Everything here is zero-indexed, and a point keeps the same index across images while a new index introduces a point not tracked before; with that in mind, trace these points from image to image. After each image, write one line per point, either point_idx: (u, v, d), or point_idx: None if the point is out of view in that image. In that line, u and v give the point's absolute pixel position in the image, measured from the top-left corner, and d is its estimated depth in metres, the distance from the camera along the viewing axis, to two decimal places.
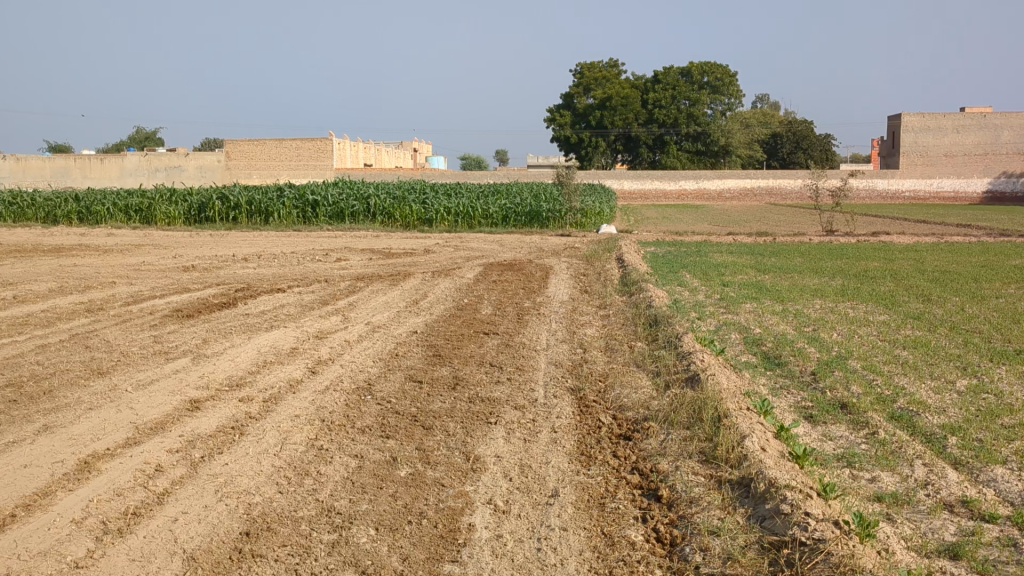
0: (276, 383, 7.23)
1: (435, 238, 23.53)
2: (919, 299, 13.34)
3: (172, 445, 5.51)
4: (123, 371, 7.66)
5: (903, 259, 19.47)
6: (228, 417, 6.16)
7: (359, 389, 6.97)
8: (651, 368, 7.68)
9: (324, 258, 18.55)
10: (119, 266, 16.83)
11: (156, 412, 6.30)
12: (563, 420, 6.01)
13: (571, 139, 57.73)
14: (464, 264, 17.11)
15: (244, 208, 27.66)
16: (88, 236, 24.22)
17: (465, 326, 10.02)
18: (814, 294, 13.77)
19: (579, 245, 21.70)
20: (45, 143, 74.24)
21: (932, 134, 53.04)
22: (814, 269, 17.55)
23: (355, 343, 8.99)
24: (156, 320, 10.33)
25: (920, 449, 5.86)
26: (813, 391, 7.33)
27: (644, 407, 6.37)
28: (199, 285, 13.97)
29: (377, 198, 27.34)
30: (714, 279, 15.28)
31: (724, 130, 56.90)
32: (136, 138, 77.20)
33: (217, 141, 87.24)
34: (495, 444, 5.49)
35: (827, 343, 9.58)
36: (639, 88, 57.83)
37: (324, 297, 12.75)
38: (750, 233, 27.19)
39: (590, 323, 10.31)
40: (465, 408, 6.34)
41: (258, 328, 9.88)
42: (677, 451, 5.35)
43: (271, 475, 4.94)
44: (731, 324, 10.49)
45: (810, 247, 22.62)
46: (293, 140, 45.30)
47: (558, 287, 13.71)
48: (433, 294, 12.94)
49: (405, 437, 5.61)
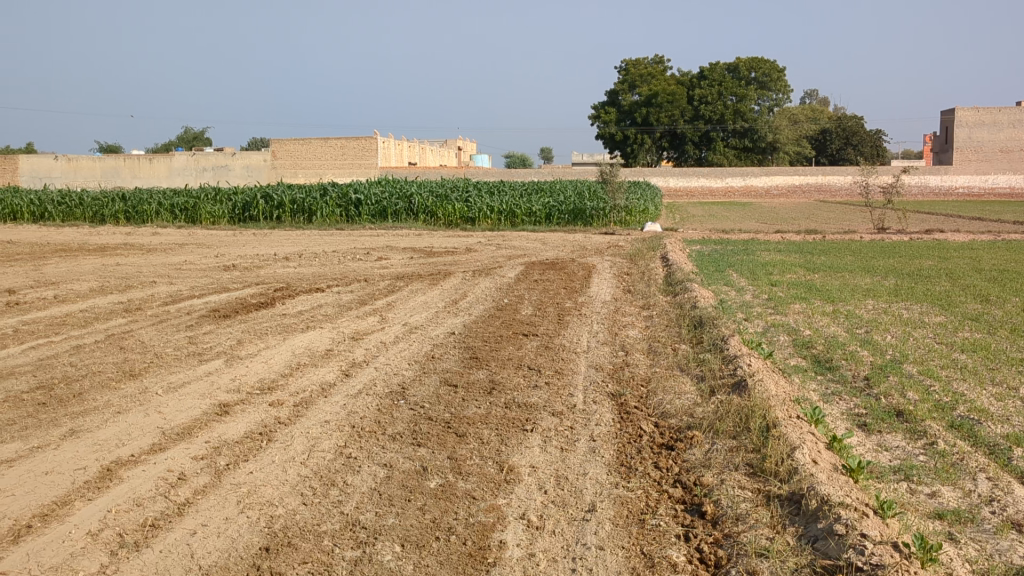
0: (309, 386, 7.05)
1: (477, 236, 23.35)
2: (976, 299, 12.86)
3: (197, 452, 5.33)
4: (155, 373, 7.53)
5: (958, 258, 18.88)
6: (256, 422, 5.99)
7: (393, 393, 6.77)
8: (696, 373, 7.37)
9: (364, 257, 18.44)
10: (161, 266, 16.87)
11: (185, 416, 6.14)
12: (602, 428, 5.75)
13: (615, 136, 57.20)
14: (504, 263, 16.88)
15: (287, 207, 27.64)
16: (134, 235, 24.43)
17: (504, 326, 9.79)
18: (866, 294, 13.33)
19: (623, 243, 21.39)
20: (97, 145, 75.51)
21: (988, 129, 51.98)
22: (865, 268, 17.07)
23: (391, 345, 8.80)
24: (193, 321, 10.24)
25: (983, 460, 5.51)
26: (867, 398, 6.98)
27: (687, 415, 6.07)
28: (239, 284, 13.90)
29: (420, 197, 27.22)
30: (762, 279, 14.88)
31: (772, 127, 56.42)
32: (184, 138, 78.17)
33: (264, 141, 88.16)
34: (531, 453, 5.24)
35: (881, 346, 9.18)
36: (684, 84, 57.15)
37: (363, 296, 12.60)
38: (798, 231, 26.64)
39: (632, 325, 10.01)
40: (500, 414, 6.10)
41: (294, 329, 9.74)
42: (722, 462, 5.06)
43: (296, 486, 4.74)
44: (779, 326, 10.14)
45: (862, 245, 22.08)
46: (337, 139, 45.32)
47: (601, 287, 13.41)
48: (473, 294, 12.72)
49: (436, 446, 5.39)
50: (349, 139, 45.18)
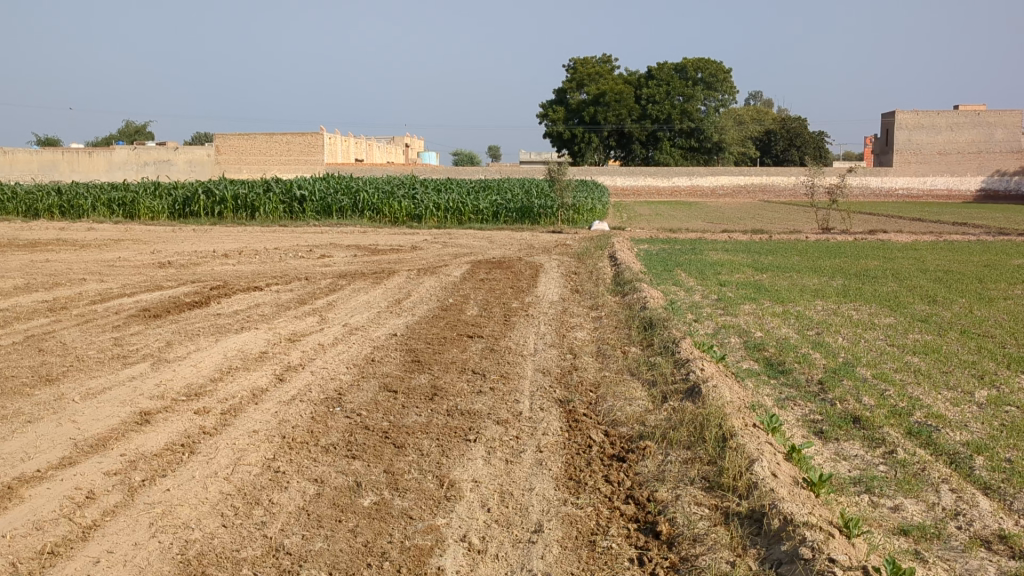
0: (239, 392, 6.62)
1: (423, 234, 22.91)
2: (924, 300, 12.80)
3: (110, 467, 4.89)
4: (73, 378, 7.02)
5: (902, 258, 18.97)
6: (178, 433, 5.54)
7: (328, 400, 6.37)
8: (647, 378, 7.07)
9: (307, 254, 17.95)
10: (93, 262, 16.22)
11: (101, 426, 5.68)
12: (549, 438, 5.43)
13: (563, 134, 56.92)
14: (450, 262, 16.54)
15: (229, 203, 26.94)
16: (68, 230, 23.56)
17: (448, 328, 9.41)
18: (814, 295, 13.22)
19: (571, 242, 21.16)
20: (35, 138, 73.27)
21: (926, 132, 52.81)
22: (813, 268, 17.02)
23: (329, 347, 8.37)
24: (120, 321, 9.69)
25: (945, 471, 5.30)
26: (822, 404, 6.76)
27: (639, 423, 5.78)
28: (174, 282, 13.32)
29: (366, 194, 26.69)
30: (711, 278, 14.71)
31: (718, 127, 56.79)
32: (125, 133, 76.55)
33: (208, 136, 86.63)
34: (474, 466, 4.90)
35: (833, 348, 8.99)
36: (632, 83, 57.23)
37: (303, 296, 12.13)
38: (746, 231, 26.73)
39: (580, 326, 9.71)
40: (442, 422, 5.75)
41: (227, 330, 9.26)
42: (677, 476, 4.76)
43: (216, 505, 4.33)
44: (730, 328, 9.93)
45: (806, 244, 22.13)
46: (283, 135, 44.49)
47: (549, 287, 13.11)
48: (418, 293, 12.34)
49: (373, 458, 5.01)
50: (295, 134, 44.35)
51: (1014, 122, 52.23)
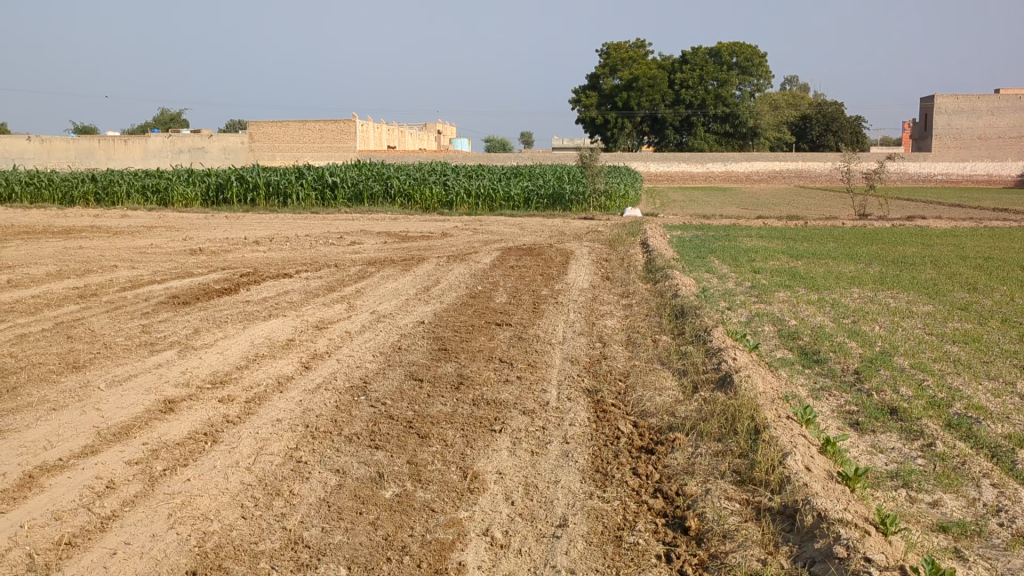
0: (264, 381, 6.56)
1: (453, 221, 22.83)
2: (963, 288, 12.52)
3: (132, 456, 4.84)
4: (99, 366, 7.01)
5: (940, 245, 18.60)
6: (201, 422, 5.49)
7: (353, 388, 6.30)
8: (678, 367, 6.93)
9: (338, 241, 17.94)
10: (125, 249, 16.30)
11: (125, 414, 5.64)
12: (576, 429, 5.31)
13: (596, 120, 56.61)
14: (481, 248, 16.45)
15: (262, 189, 27.02)
16: (103, 217, 23.76)
17: (476, 315, 9.32)
18: (850, 282, 12.97)
19: (602, 228, 20.99)
20: (72, 125, 74.17)
21: (966, 117, 51.87)
22: (849, 254, 16.72)
23: (356, 335, 8.31)
24: (149, 308, 9.69)
25: (986, 465, 5.12)
26: (858, 394, 6.58)
27: (669, 414, 5.64)
28: (204, 269, 13.35)
29: (398, 180, 26.67)
30: (744, 265, 14.50)
31: (752, 112, 56.20)
32: (160, 121, 77.19)
33: (242, 124, 87.29)
34: (498, 458, 4.80)
35: (870, 337, 8.79)
36: (665, 68, 56.68)
37: (331, 283, 12.10)
38: (780, 217, 26.39)
39: (611, 314, 9.56)
40: (467, 412, 5.65)
41: (255, 317, 9.22)
42: (707, 469, 4.63)
43: (236, 496, 4.26)
44: (764, 316, 9.74)
45: (843, 231, 21.80)
46: (315, 123, 44.55)
47: (579, 274, 12.98)
48: (447, 280, 12.25)
49: (396, 449, 4.93)
50: (327, 121, 44.42)
51: None
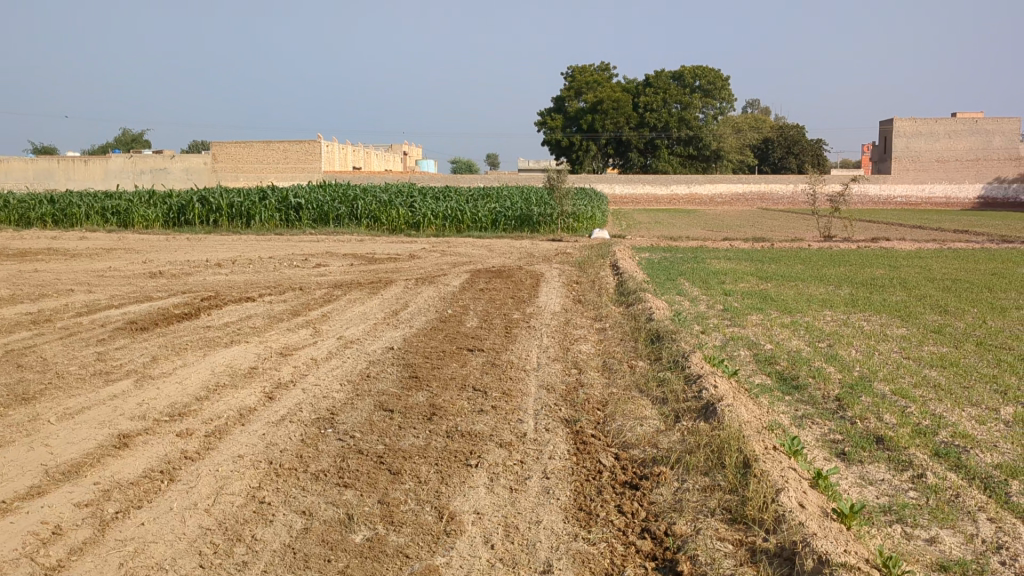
0: (226, 412, 6.25)
1: (421, 242, 22.58)
2: (934, 310, 12.46)
3: (82, 498, 4.51)
4: (51, 397, 6.65)
5: (906, 267, 18.64)
6: (157, 458, 5.17)
7: (320, 420, 6.00)
8: (657, 395, 6.70)
9: (303, 263, 17.61)
10: (82, 272, 15.85)
11: (76, 450, 5.30)
12: (556, 462, 5.06)
13: (561, 142, 56.72)
14: (449, 271, 16.19)
15: (224, 211, 26.64)
16: (60, 240, 23.22)
17: (447, 341, 9.05)
18: (821, 304, 12.87)
19: (571, 250, 20.84)
20: (32, 146, 73.04)
21: (925, 139, 52.57)
22: (818, 276, 16.70)
23: (322, 362, 8.00)
24: (105, 335, 9.32)
25: (980, 498, 4.94)
26: (841, 422, 6.39)
27: (651, 446, 5.42)
28: (164, 293, 12.96)
29: (363, 201, 26.37)
30: (715, 288, 14.36)
31: (716, 135, 56.68)
32: (122, 140, 76.19)
33: (205, 145, 86.61)
34: (475, 495, 4.53)
35: (848, 361, 8.64)
36: (630, 91, 56.92)
37: (296, 307, 11.77)
38: (747, 238, 26.45)
39: (584, 338, 9.34)
40: (440, 446, 5.38)
41: (216, 344, 8.88)
42: (696, 506, 4.40)
43: (194, 542, 3.96)
44: (739, 339, 9.57)
45: (809, 253, 21.80)
46: (280, 142, 43.90)
47: (550, 297, 12.78)
48: (415, 303, 11.98)
49: (366, 488, 4.64)
50: (292, 142, 43.93)
51: (1012, 130, 52.09)
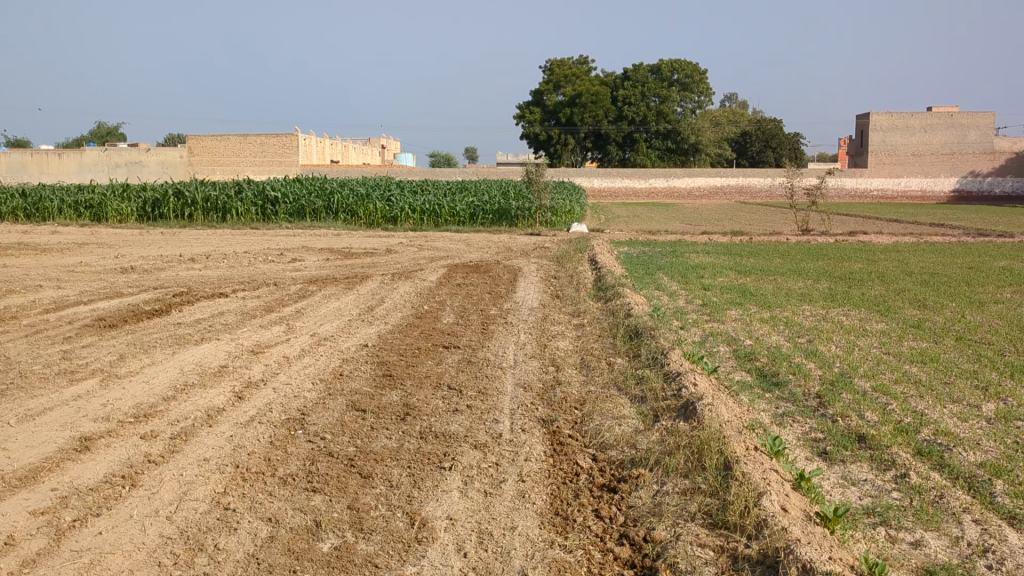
0: (193, 413, 6.06)
1: (398, 236, 22.35)
2: (914, 305, 12.40)
3: (38, 505, 4.33)
4: (12, 398, 6.43)
5: (884, 260, 18.63)
6: (119, 462, 4.99)
7: (290, 421, 5.82)
8: (636, 394, 6.58)
9: (278, 258, 17.36)
10: (52, 268, 15.55)
11: (35, 455, 5.10)
12: (532, 465, 4.92)
13: (540, 136, 56.56)
14: (426, 265, 16.01)
15: (200, 205, 26.28)
16: (31, 234, 22.82)
17: (422, 338, 8.88)
18: (800, 299, 12.78)
19: (550, 244, 20.69)
20: (4, 140, 72.03)
21: (901, 134, 52.76)
22: (797, 270, 16.65)
23: (294, 360, 7.82)
24: (72, 332, 9.07)
25: (965, 498, 4.84)
26: (822, 420, 6.29)
27: (630, 447, 5.29)
28: (135, 289, 12.68)
29: (340, 195, 26.12)
30: (694, 282, 14.27)
31: (694, 129, 56.74)
32: (97, 134, 75.34)
33: (180, 139, 85.91)
34: (448, 500, 4.39)
35: (828, 357, 8.54)
36: (608, 84, 56.83)
37: (270, 303, 11.55)
38: (725, 232, 26.40)
39: (562, 335, 9.19)
40: (413, 448, 5.22)
41: (186, 341, 8.67)
42: (675, 510, 4.27)
43: (153, 552, 3.79)
44: (718, 336, 9.45)
45: (788, 246, 21.77)
46: (256, 135, 43.67)
47: (528, 292, 12.63)
48: (391, 299, 11.80)
49: (336, 492, 4.48)
50: (269, 135, 43.62)
51: (987, 124, 52.77)
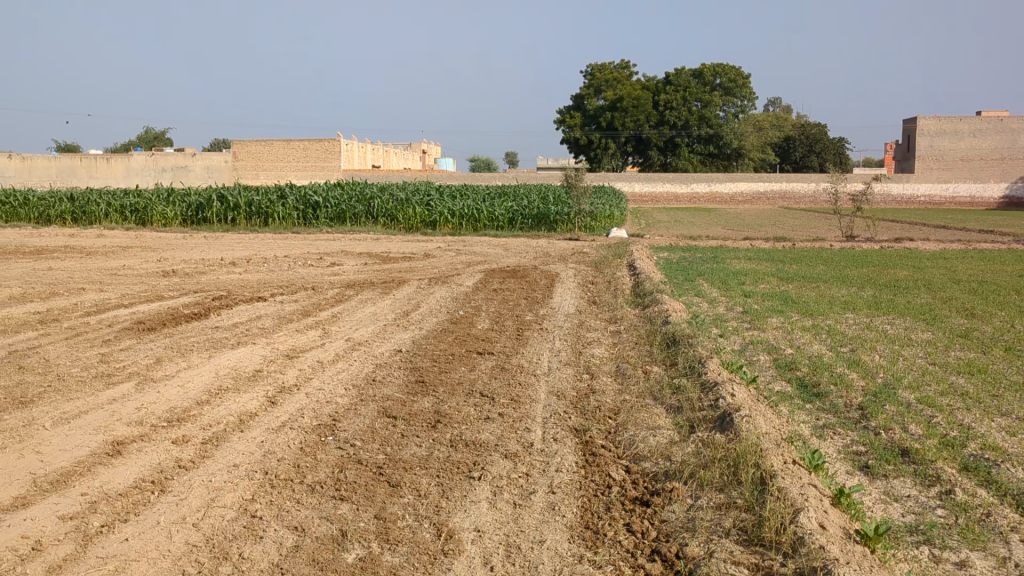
0: (225, 418, 6.06)
1: (437, 241, 22.38)
2: (961, 314, 12.10)
3: (67, 510, 4.33)
4: (49, 401, 6.47)
5: (931, 267, 18.26)
6: (150, 467, 4.98)
7: (321, 427, 5.79)
8: (672, 404, 6.46)
9: (317, 262, 17.45)
10: (95, 271, 15.77)
11: (67, 458, 5.12)
12: (563, 476, 4.83)
13: (580, 141, 56.43)
14: (464, 270, 15.98)
15: (243, 209, 26.51)
16: (78, 237, 23.19)
17: (457, 344, 8.83)
18: (843, 307, 12.54)
19: (588, 249, 20.60)
20: (55, 145, 73.44)
21: (948, 138, 51.82)
22: (840, 277, 16.36)
23: (328, 365, 7.80)
24: (111, 335, 9.16)
25: (1013, 518, 4.66)
26: (864, 433, 6.12)
27: (664, 459, 5.18)
28: (175, 292, 12.81)
29: (380, 200, 26.24)
30: (735, 289, 14.08)
31: (737, 133, 56.26)
32: (145, 138, 76.59)
33: (226, 142, 87.10)
34: (476, 511, 4.32)
35: (871, 367, 8.34)
36: (650, 89, 56.56)
37: (307, 307, 11.58)
38: (768, 238, 26.08)
39: (598, 342, 9.09)
40: (443, 456, 5.16)
41: (222, 345, 8.70)
42: (709, 526, 4.15)
43: (178, 560, 3.77)
44: (758, 344, 9.29)
45: (831, 253, 21.45)
46: (300, 141, 44.19)
47: (566, 298, 12.54)
48: (427, 304, 11.77)
49: (363, 501, 4.43)
50: (311, 140, 43.98)
51: None
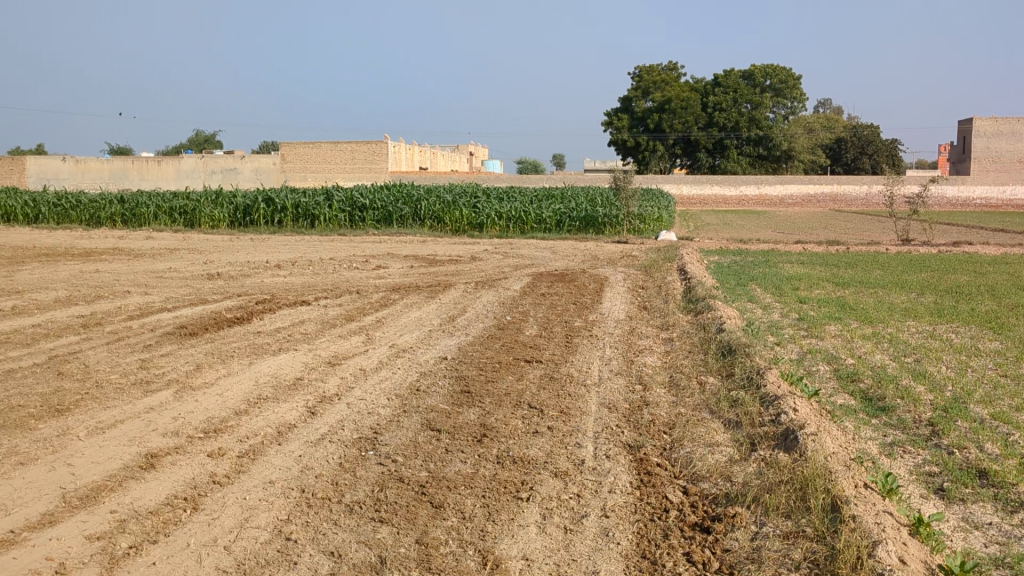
0: (262, 430, 5.84)
1: (483, 244, 22.08)
2: None
3: (94, 529, 4.12)
4: (86, 409, 6.31)
5: (993, 272, 17.59)
6: (183, 483, 4.77)
7: (362, 441, 5.55)
8: (729, 418, 6.11)
9: (362, 265, 17.28)
10: (141, 273, 15.77)
11: (100, 472, 4.93)
12: (617, 498, 4.53)
13: (627, 142, 55.90)
14: (510, 274, 15.70)
15: (290, 211, 26.51)
16: (127, 239, 23.36)
17: (504, 351, 8.56)
18: (904, 314, 12.03)
19: (637, 253, 20.19)
20: (109, 145, 74.66)
21: (1006, 139, 50.38)
22: (899, 283, 15.78)
23: (371, 373, 7.57)
24: (153, 340, 9.04)
25: None
26: (936, 452, 5.72)
27: (725, 480, 4.85)
28: (219, 296, 12.72)
29: (427, 202, 26.10)
30: (790, 294, 13.62)
31: (787, 135, 55.41)
32: (196, 142, 77.60)
33: (274, 146, 88.00)
34: (525, 537, 4.04)
35: (939, 379, 7.89)
36: (698, 90, 55.86)
37: (351, 311, 11.39)
38: (820, 242, 25.50)
39: (650, 350, 8.76)
40: (489, 474, 4.88)
41: (264, 352, 8.52)
42: (777, 557, 3.83)
43: None
44: (817, 353, 8.88)
45: (887, 257, 20.80)
46: (348, 143, 44.14)
47: (614, 303, 12.20)
48: (473, 309, 11.53)
49: (404, 524, 4.17)
50: (359, 143, 44.02)
51: None
